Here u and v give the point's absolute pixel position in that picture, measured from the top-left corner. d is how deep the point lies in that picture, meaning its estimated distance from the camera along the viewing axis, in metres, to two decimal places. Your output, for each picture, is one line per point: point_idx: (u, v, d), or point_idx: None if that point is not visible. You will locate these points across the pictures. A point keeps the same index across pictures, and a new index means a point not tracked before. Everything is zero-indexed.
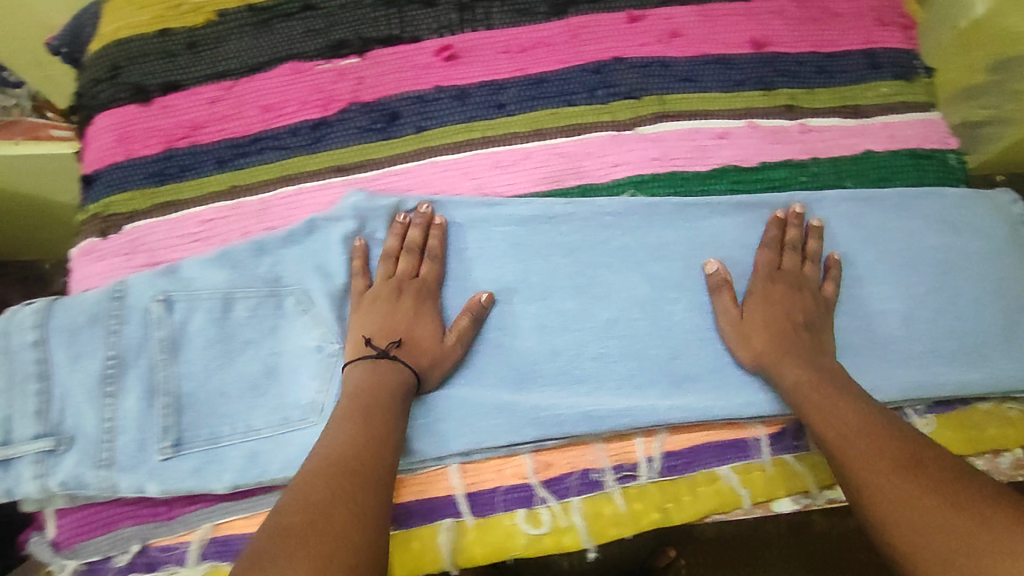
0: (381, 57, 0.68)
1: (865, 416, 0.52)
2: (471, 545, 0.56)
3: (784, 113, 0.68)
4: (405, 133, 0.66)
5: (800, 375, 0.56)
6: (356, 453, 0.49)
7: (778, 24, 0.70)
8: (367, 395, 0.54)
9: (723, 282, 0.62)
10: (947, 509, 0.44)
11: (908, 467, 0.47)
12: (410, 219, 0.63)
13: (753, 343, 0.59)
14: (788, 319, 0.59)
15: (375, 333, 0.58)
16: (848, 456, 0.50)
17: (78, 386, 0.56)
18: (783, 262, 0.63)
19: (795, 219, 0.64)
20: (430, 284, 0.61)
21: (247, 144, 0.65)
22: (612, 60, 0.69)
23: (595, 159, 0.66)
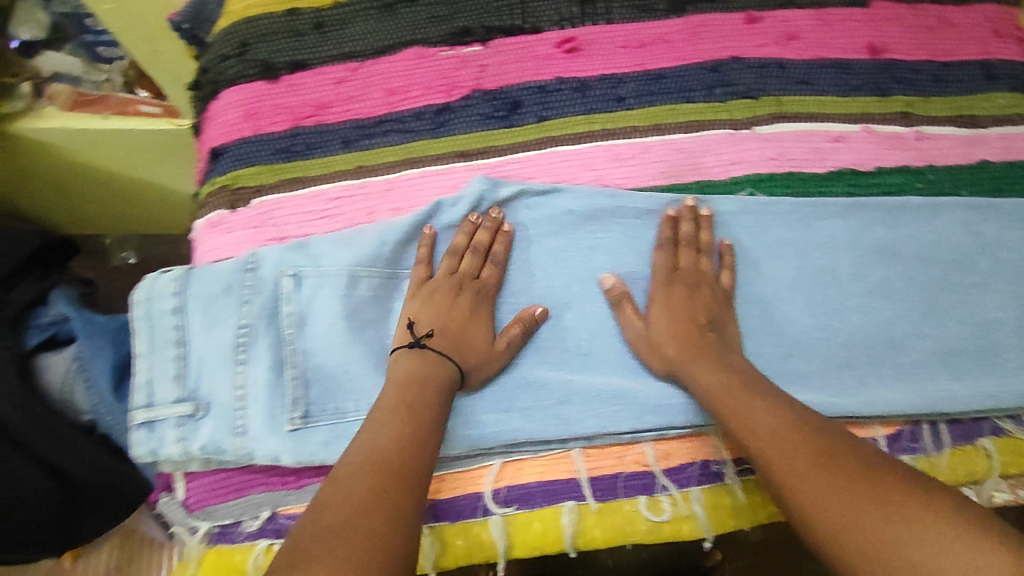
0: (503, 47, 0.69)
1: (776, 410, 0.53)
2: (593, 528, 0.58)
3: (901, 119, 0.69)
4: (526, 122, 0.67)
5: (712, 378, 0.56)
6: (399, 451, 0.50)
7: (895, 31, 0.71)
8: (412, 391, 0.54)
9: (622, 295, 0.61)
10: (862, 500, 0.45)
11: (825, 459, 0.49)
12: (479, 221, 0.63)
13: (664, 351, 0.59)
14: (693, 321, 0.60)
15: (421, 320, 0.60)
16: (768, 452, 0.51)
17: (213, 353, 0.58)
18: (678, 262, 0.63)
19: (689, 217, 0.64)
20: (489, 287, 0.62)
21: (372, 126, 0.66)
22: (729, 60, 0.70)
23: (713, 156, 0.66)
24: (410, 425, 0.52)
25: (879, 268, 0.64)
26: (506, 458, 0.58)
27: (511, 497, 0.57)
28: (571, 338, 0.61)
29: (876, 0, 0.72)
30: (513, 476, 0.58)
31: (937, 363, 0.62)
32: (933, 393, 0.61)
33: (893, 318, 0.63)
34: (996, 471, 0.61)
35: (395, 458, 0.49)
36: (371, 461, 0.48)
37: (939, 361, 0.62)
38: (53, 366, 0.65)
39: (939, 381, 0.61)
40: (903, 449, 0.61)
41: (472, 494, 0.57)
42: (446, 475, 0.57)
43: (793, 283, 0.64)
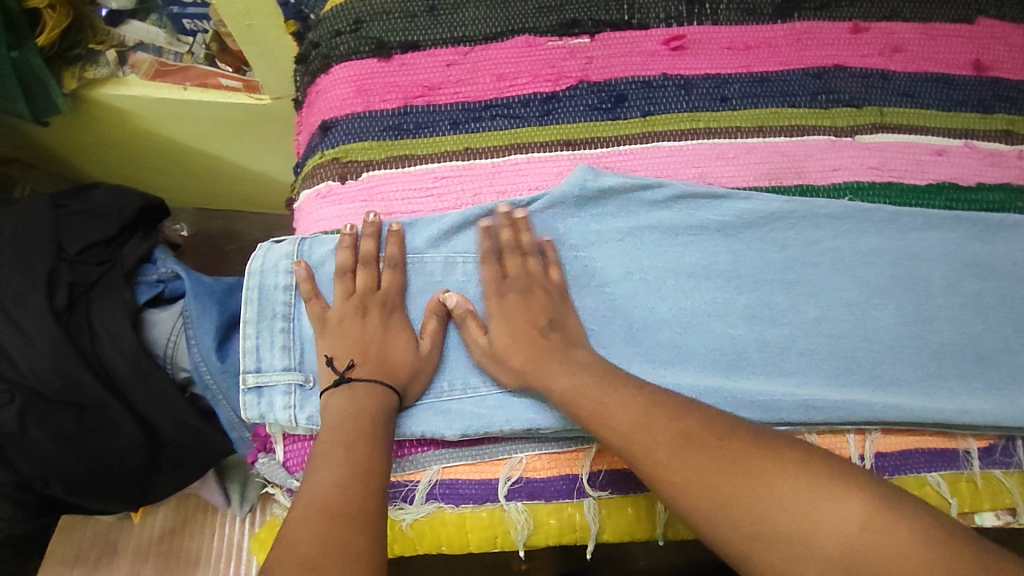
0: (610, 40, 0.70)
1: (630, 398, 0.52)
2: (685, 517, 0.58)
3: (1002, 137, 0.69)
4: (631, 116, 0.68)
5: (565, 381, 0.54)
6: (342, 493, 0.48)
7: (1000, 49, 0.72)
8: (348, 426, 0.52)
9: (464, 313, 0.59)
10: (727, 477, 0.46)
11: (687, 442, 0.49)
12: (358, 231, 0.60)
13: (512, 365, 0.57)
14: (533, 326, 0.58)
15: (338, 355, 0.57)
16: (634, 445, 0.50)
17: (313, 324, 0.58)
18: (506, 270, 0.61)
19: (520, 223, 0.62)
20: (392, 296, 0.59)
21: (480, 110, 0.67)
22: (833, 68, 0.70)
23: (815, 162, 0.67)
24: (353, 459, 0.50)
25: (972, 282, 0.65)
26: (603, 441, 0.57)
27: (608, 481, 0.58)
28: (664, 330, 0.61)
29: (984, 18, 0.73)
30: (608, 461, 0.58)
31: None
32: None
33: (984, 332, 0.64)
34: None
35: (340, 501, 0.47)
36: (314, 511, 0.46)
37: None
38: (159, 322, 0.66)
39: None
40: (994, 462, 0.62)
41: (567, 476, 0.57)
42: (543, 454, 0.57)
43: (885, 290, 0.64)
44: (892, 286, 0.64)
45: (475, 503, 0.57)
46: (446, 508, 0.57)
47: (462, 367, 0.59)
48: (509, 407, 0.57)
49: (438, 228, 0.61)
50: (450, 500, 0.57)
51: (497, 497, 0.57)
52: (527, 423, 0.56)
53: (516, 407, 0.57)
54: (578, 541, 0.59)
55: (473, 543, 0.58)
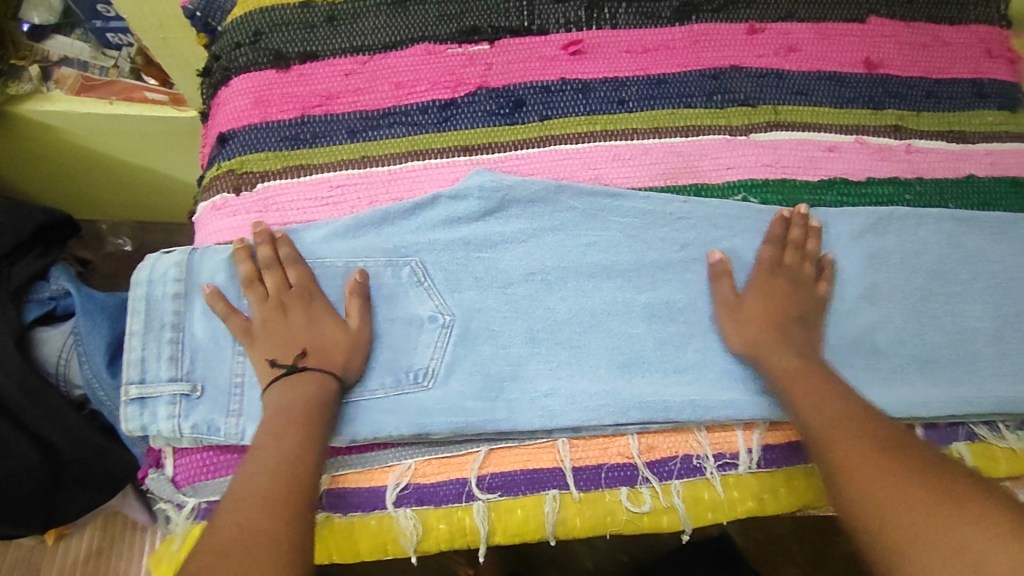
0: (510, 46, 0.71)
1: (842, 398, 0.55)
2: (574, 517, 0.57)
3: (892, 132, 0.71)
4: (529, 120, 0.68)
5: (790, 364, 0.58)
6: (271, 479, 0.48)
7: (891, 47, 0.74)
8: (283, 416, 0.52)
9: (723, 271, 0.62)
10: (929, 490, 0.47)
11: (897, 452, 0.50)
12: (250, 243, 0.59)
13: (747, 332, 0.60)
14: (784, 313, 0.61)
15: (277, 353, 0.55)
16: (828, 432, 0.52)
17: (238, 336, 0.56)
18: (783, 258, 0.64)
19: (800, 223, 0.65)
20: (305, 286, 0.58)
21: (378, 118, 0.67)
22: (729, 68, 0.72)
23: (709, 160, 0.68)
24: (289, 448, 0.50)
25: (865, 274, 0.65)
26: (494, 445, 0.58)
27: (495, 483, 0.57)
28: (564, 331, 0.60)
29: (874, 17, 0.75)
30: (496, 463, 0.58)
31: (914, 369, 0.62)
32: (909, 398, 0.61)
33: (875, 322, 0.63)
34: None
35: (267, 489, 0.47)
36: (237, 500, 0.46)
37: (915, 367, 0.62)
38: (49, 341, 0.68)
39: (914, 386, 0.61)
40: None
41: (457, 479, 0.57)
42: (433, 459, 0.57)
43: None
44: (785, 281, 0.62)
45: (364, 510, 0.56)
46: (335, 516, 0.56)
47: (365, 368, 0.57)
48: (404, 410, 0.56)
49: (338, 227, 0.61)
50: (339, 509, 0.56)
51: (385, 504, 0.57)
52: (421, 424, 0.56)
53: (412, 409, 0.56)
54: (469, 545, 0.58)
55: (364, 551, 0.57)
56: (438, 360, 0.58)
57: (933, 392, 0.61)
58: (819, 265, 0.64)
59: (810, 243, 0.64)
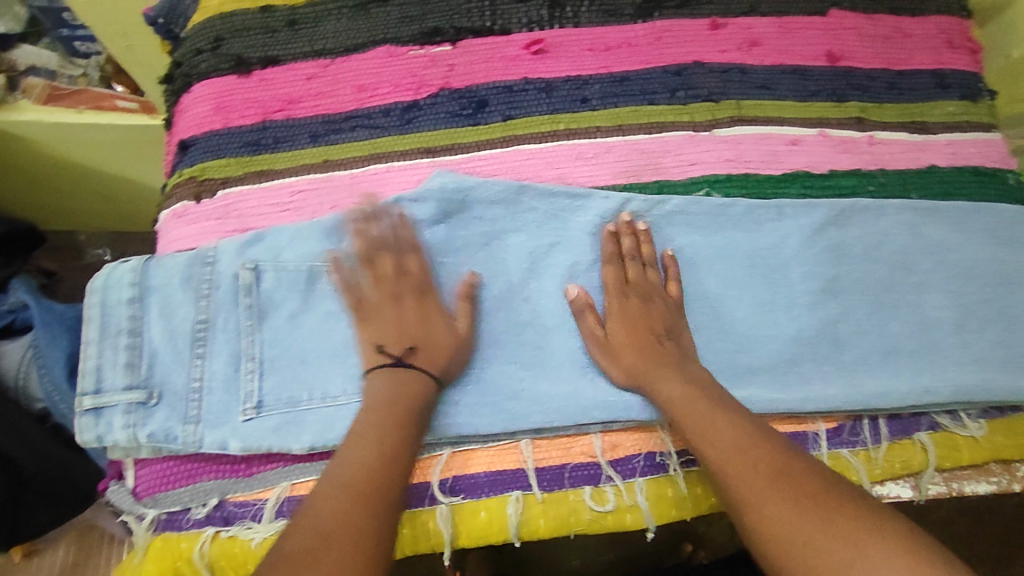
0: (471, 47, 0.71)
1: (734, 425, 0.54)
2: (537, 518, 0.57)
3: (854, 124, 0.71)
4: (492, 120, 0.68)
5: (675, 390, 0.56)
6: (369, 473, 0.49)
7: (853, 39, 0.75)
8: (390, 410, 0.53)
9: (584, 305, 0.61)
10: (822, 520, 0.46)
11: (789, 480, 0.50)
12: (394, 219, 0.61)
13: (624, 360, 0.59)
14: (649, 330, 0.60)
15: (387, 341, 0.56)
16: (727, 467, 0.52)
17: (349, 311, 0.58)
18: (627, 274, 0.63)
19: (639, 233, 0.64)
20: (421, 280, 0.59)
21: (340, 121, 0.67)
22: (692, 64, 0.72)
23: (673, 157, 0.68)
24: (391, 445, 0.51)
25: (828, 267, 0.65)
26: (456, 448, 0.58)
27: (458, 486, 0.57)
28: (528, 331, 0.61)
29: (836, 10, 0.75)
30: (458, 467, 0.57)
31: (875, 360, 0.63)
32: (873, 389, 0.61)
33: (838, 315, 0.64)
34: (932, 464, 0.60)
35: (364, 482, 0.49)
36: (336, 488, 0.48)
37: (878, 358, 0.63)
38: (8, 354, 0.70)
39: (877, 378, 0.62)
40: (842, 441, 0.60)
41: (420, 484, 0.57)
42: None
43: (740, 281, 0.65)
44: (637, 300, 0.61)
45: None
46: None
47: (329, 372, 0.56)
48: None
49: (300, 229, 0.60)
50: None
51: None
52: None
53: None
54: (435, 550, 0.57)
55: None
56: None
57: (897, 383, 0.61)
58: (667, 268, 0.63)
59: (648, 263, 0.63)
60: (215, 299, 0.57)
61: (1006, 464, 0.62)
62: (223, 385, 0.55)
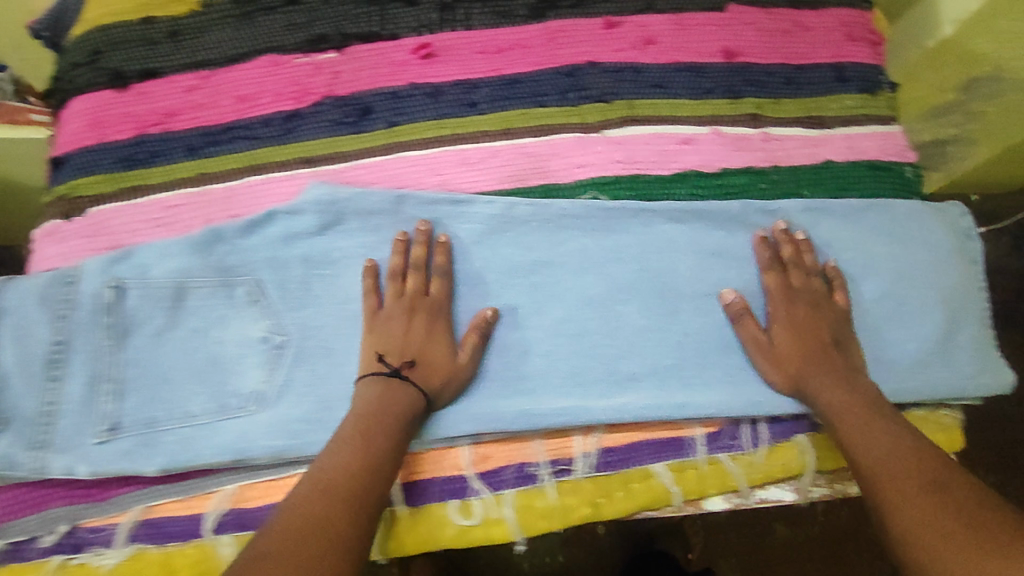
0: (359, 53, 0.69)
1: (888, 432, 0.53)
2: (402, 533, 0.56)
3: (749, 121, 0.70)
4: (376, 128, 0.67)
5: (835, 395, 0.57)
6: (352, 478, 0.49)
7: (750, 35, 0.72)
8: (371, 419, 0.53)
9: (742, 311, 0.62)
10: (958, 529, 0.44)
11: (940, 488, 0.48)
12: (409, 237, 0.62)
13: (786, 367, 0.60)
14: (818, 338, 0.60)
15: (389, 350, 0.57)
16: (874, 472, 0.51)
17: (365, 318, 0.59)
18: (790, 280, 0.63)
19: (779, 238, 0.65)
20: (441, 302, 0.60)
21: (219, 133, 0.65)
22: (586, 64, 0.70)
23: (560, 160, 0.67)
24: (377, 452, 0.51)
25: (716, 270, 0.64)
26: None
27: None
28: None
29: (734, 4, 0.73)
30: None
31: None
32: (752, 395, 0.60)
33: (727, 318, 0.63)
34: (811, 467, 0.60)
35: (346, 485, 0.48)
36: (318, 486, 0.48)
37: None
38: None
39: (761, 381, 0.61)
40: (721, 446, 0.59)
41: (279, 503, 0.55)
42: (257, 483, 0.55)
43: (629, 286, 0.63)
44: (804, 305, 0.62)
45: (181, 540, 0.54)
46: (149, 549, 0.54)
47: (189, 392, 0.56)
48: (224, 434, 0.55)
49: (171, 244, 0.59)
50: (155, 540, 0.54)
51: (203, 532, 0.54)
52: (238, 451, 0.54)
53: (232, 434, 0.55)
54: None
55: None
56: (267, 383, 0.57)
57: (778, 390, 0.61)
58: (831, 277, 0.64)
59: (826, 279, 0.64)
60: (74, 319, 0.56)
61: None
62: (78, 407, 0.55)
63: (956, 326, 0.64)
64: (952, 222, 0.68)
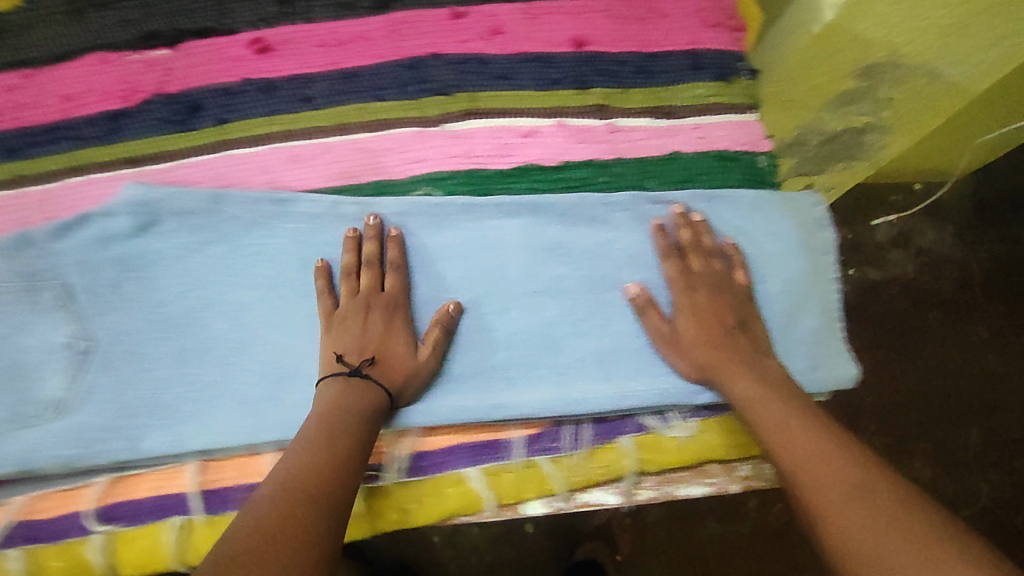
0: (193, 49, 0.66)
1: (809, 432, 0.50)
2: (201, 542, 0.55)
3: (595, 113, 0.67)
4: (204, 125, 0.65)
5: (750, 388, 0.55)
6: (316, 477, 0.45)
7: (603, 22, 0.69)
8: (333, 417, 0.50)
9: (646, 302, 0.60)
10: (887, 536, 0.41)
11: (867, 492, 0.44)
12: (360, 232, 0.60)
13: (692, 356, 0.58)
14: (718, 323, 0.59)
15: (347, 350, 0.56)
16: (798, 476, 0.48)
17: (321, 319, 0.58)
18: (690, 265, 0.62)
19: (693, 223, 0.63)
20: (397, 297, 0.59)
21: (39, 134, 0.64)
22: (429, 56, 0.67)
23: (395, 155, 0.65)
24: (338, 453, 0.48)
25: (553, 266, 0.62)
26: (122, 473, 0.57)
27: (115, 514, 0.55)
28: (219, 347, 0.59)
29: None
30: (117, 493, 0.56)
31: (592, 362, 0.60)
32: (575, 395, 0.59)
33: (557, 316, 0.61)
34: (631, 468, 0.58)
35: (310, 486, 0.45)
36: (285, 488, 0.44)
37: (595, 361, 0.60)
38: None
39: (589, 380, 0.59)
40: (540, 448, 0.59)
41: (70, 513, 0.55)
42: (52, 494, 0.56)
43: (456, 285, 0.61)
44: (706, 290, 0.60)
45: None
46: None
47: None
48: (13, 444, 0.55)
49: None
50: None
51: None
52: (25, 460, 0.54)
53: (19, 445, 0.55)
54: None
55: None
56: (70, 391, 0.57)
57: (605, 391, 0.59)
58: (731, 257, 0.63)
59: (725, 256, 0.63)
60: None
61: (724, 464, 0.60)
62: None
63: (798, 316, 0.63)
64: (800, 212, 0.66)
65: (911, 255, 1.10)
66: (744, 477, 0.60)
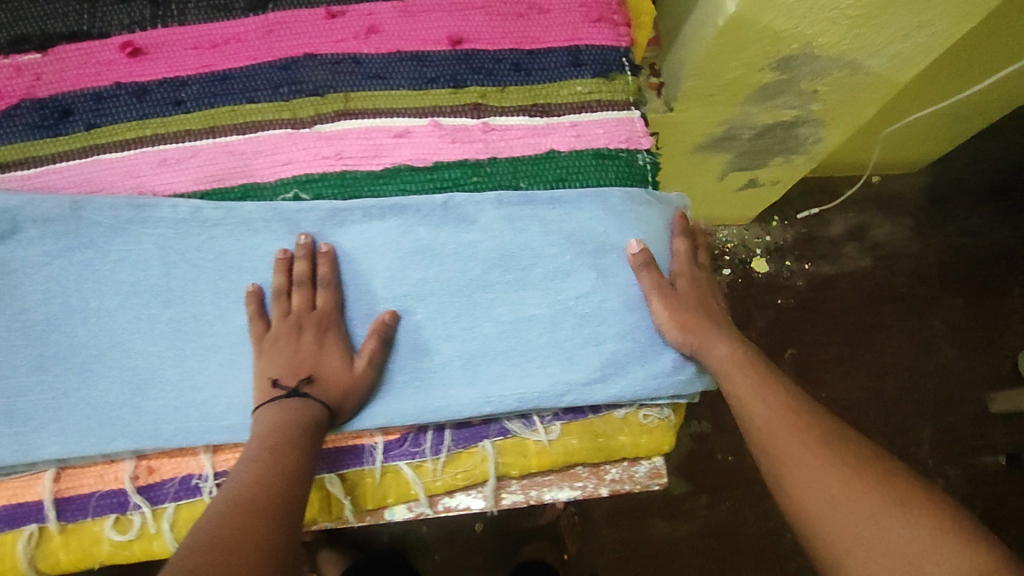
0: (64, 53, 0.64)
1: (768, 392, 0.57)
2: (56, 550, 0.58)
3: (469, 111, 0.66)
4: (74, 130, 0.64)
5: (725, 352, 0.60)
6: (264, 490, 0.49)
7: (480, 20, 0.67)
8: (276, 436, 0.53)
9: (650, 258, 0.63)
10: (845, 476, 0.51)
11: (826, 441, 0.53)
12: (291, 254, 0.61)
13: (684, 318, 0.61)
14: (704, 300, 0.65)
15: (281, 372, 0.57)
16: (768, 427, 0.55)
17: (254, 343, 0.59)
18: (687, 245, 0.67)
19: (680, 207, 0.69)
20: (329, 314, 0.60)
21: None
22: (303, 57, 0.65)
23: (264, 158, 0.64)
24: (284, 467, 0.51)
25: (417, 270, 0.61)
26: None
27: None
28: (76, 356, 0.59)
29: None
30: None
31: (458, 366, 0.60)
32: (434, 402, 0.59)
33: (424, 320, 0.61)
34: (491, 473, 0.61)
35: (262, 499, 0.48)
36: (231, 506, 0.47)
37: (461, 364, 0.60)
38: None
39: (454, 385, 0.59)
40: (401, 454, 0.60)
41: None
42: None
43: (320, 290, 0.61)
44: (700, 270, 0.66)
45: None
46: None
47: None
48: None
49: None
50: None
51: None
52: None
53: None
54: None
55: None
56: None
57: (467, 396, 0.59)
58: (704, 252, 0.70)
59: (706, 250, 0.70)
60: None
61: (594, 468, 0.64)
62: None
63: None
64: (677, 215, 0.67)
65: (864, 249, 1.34)
66: (610, 481, 0.65)
